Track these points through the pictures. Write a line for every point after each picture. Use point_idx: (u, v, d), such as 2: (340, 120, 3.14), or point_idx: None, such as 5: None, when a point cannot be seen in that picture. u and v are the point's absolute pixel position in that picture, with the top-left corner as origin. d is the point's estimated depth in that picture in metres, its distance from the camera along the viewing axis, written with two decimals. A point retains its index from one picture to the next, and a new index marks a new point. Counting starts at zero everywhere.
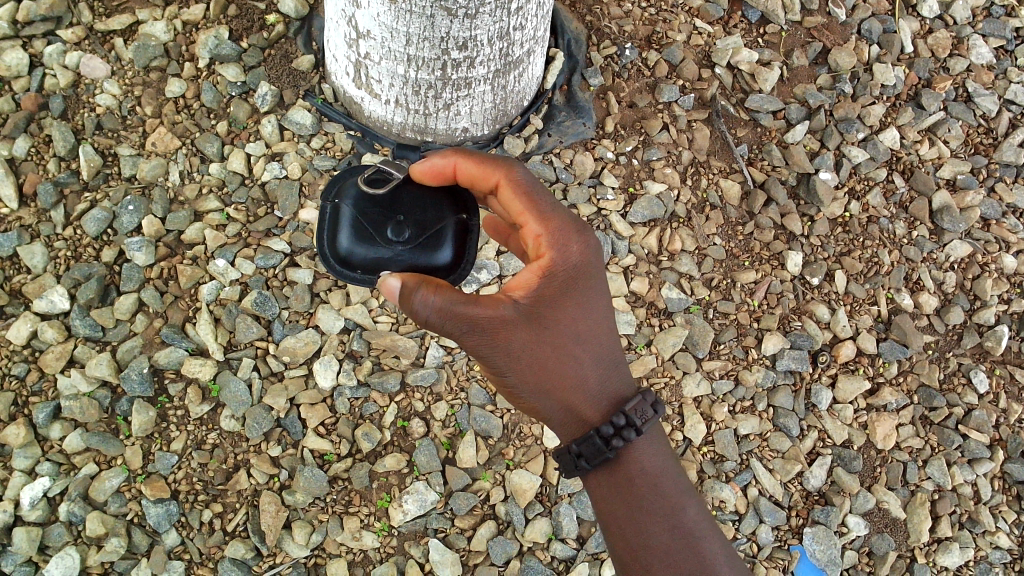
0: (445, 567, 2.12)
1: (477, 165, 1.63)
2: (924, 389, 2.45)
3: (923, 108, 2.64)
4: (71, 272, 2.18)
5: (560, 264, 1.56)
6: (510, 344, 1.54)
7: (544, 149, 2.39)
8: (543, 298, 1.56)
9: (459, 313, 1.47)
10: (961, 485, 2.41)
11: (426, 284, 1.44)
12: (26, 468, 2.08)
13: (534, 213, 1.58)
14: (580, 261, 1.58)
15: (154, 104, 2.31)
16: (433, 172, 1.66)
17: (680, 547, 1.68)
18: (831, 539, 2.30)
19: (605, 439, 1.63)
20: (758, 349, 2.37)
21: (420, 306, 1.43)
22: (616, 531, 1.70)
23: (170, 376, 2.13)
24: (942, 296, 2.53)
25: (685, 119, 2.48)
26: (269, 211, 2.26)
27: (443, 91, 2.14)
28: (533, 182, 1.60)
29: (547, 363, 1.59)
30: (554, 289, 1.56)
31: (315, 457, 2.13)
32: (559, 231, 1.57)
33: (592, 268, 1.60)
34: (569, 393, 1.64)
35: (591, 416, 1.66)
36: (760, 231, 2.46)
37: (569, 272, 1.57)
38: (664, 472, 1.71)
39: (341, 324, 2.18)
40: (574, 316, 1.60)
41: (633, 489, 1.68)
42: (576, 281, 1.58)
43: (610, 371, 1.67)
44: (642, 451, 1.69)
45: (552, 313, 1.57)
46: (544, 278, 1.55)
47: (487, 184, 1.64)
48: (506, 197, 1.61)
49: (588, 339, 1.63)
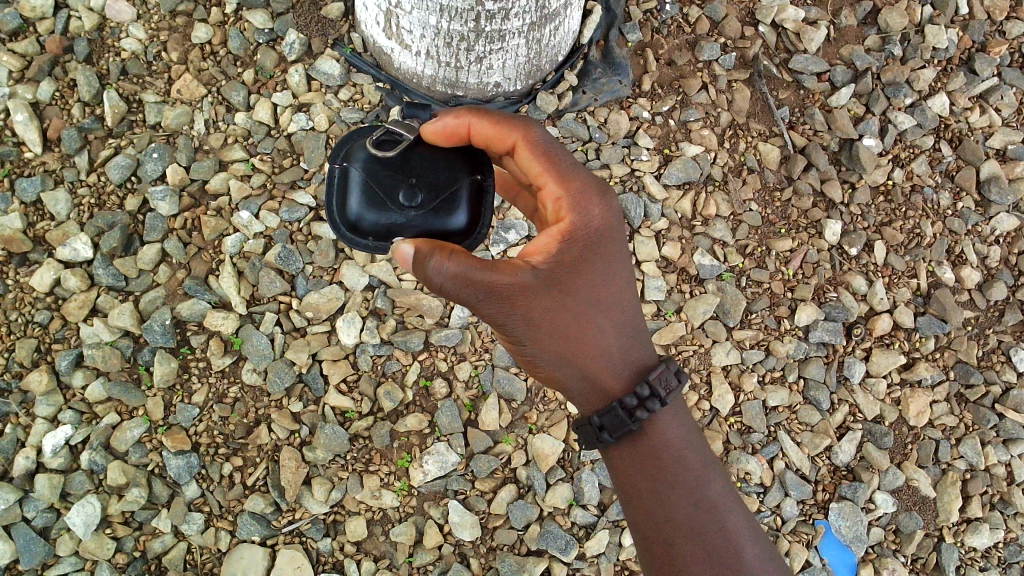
0: (465, 529, 2.10)
1: (493, 125, 1.56)
2: (961, 365, 2.38)
3: (976, 73, 2.52)
4: (94, 220, 2.15)
5: (581, 227, 1.50)
6: (529, 311, 1.49)
7: (578, 107, 2.31)
8: (563, 263, 1.49)
9: (475, 279, 1.41)
10: (994, 466, 2.35)
11: (439, 249, 1.40)
12: (49, 415, 2.08)
13: (553, 174, 1.52)
14: (602, 225, 1.51)
15: (180, 50, 2.26)
16: (446, 133, 1.56)
17: (703, 520, 1.64)
18: (858, 515, 2.24)
19: (628, 410, 1.59)
20: (791, 320, 2.31)
21: (434, 272, 1.39)
22: (638, 504, 1.66)
23: (192, 328, 2.12)
24: (986, 271, 2.45)
25: (725, 79, 2.39)
26: (294, 162, 2.21)
27: (476, 44, 2.07)
28: (552, 142, 1.55)
29: (567, 332, 1.54)
30: (575, 254, 1.50)
31: (335, 414, 2.11)
32: (579, 194, 1.51)
33: (614, 231, 1.54)
34: (590, 362, 1.59)
35: (614, 387, 1.61)
36: (798, 198, 2.37)
37: (590, 237, 1.51)
38: (687, 443, 1.66)
39: (366, 280, 2.14)
40: (595, 283, 1.54)
41: (656, 463, 1.64)
42: (599, 245, 1.52)
43: (633, 340, 1.62)
44: (665, 424, 1.64)
45: (573, 279, 1.51)
46: (564, 242, 1.49)
47: (503, 146, 1.57)
48: (524, 158, 1.54)
49: (609, 306, 1.57)
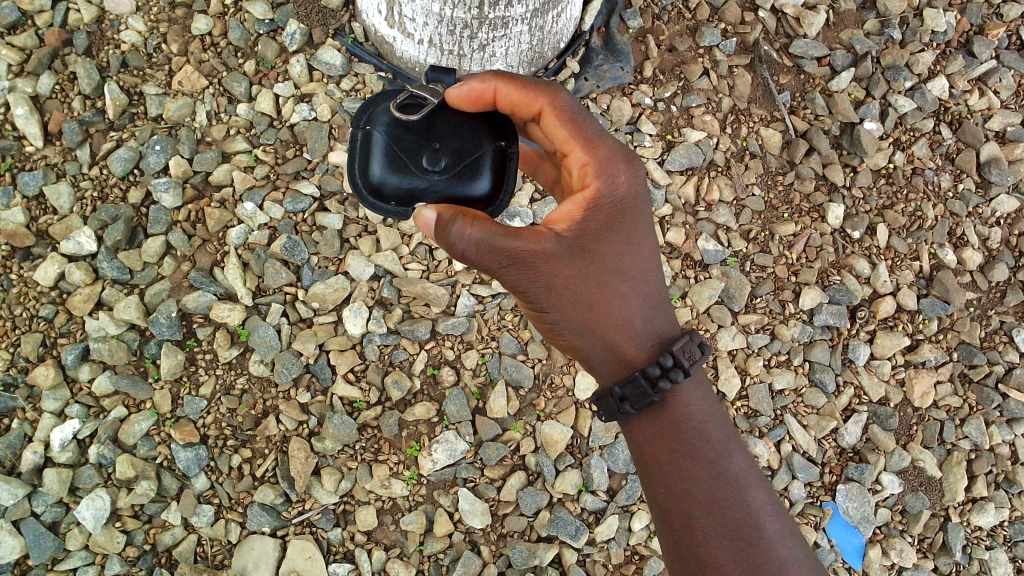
0: (475, 516, 2.10)
1: (520, 91, 1.58)
2: (964, 347, 2.39)
3: (974, 56, 2.52)
4: (98, 213, 2.14)
5: (607, 195, 1.51)
6: (552, 278, 1.49)
7: (581, 94, 2.31)
8: (587, 230, 1.51)
9: (499, 246, 1.41)
10: (999, 445, 2.37)
11: (463, 215, 1.39)
12: (56, 410, 2.07)
13: (579, 141, 1.54)
14: (628, 193, 1.53)
15: (180, 42, 2.25)
16: (472, 96, 1.57)
17: (720, 490, 1.63)
18: (864, 496, 2.26)
19: (650, 380, 1.59)
20: (795, 304, 2.31)
21: (457, 237, 1.38)
22: (656, 475, 1.65)
23: (198, 320, 2.12)
24: (987, 252, 2.46)
25: (726, 64, 2.39)
26: (298, 153, 2.21)
27: (479, 31, 2.07)
28: (579, 109, 1.57)
29: (590, 300, 1.55)
30: (600, 221, 1.51)
31: (344, 404, 2.11)
32: (605, 161, 1.53)
33: (639, 201, 1.55)
34: (613, 333, 1.59)
35: (636, 355, 1.62)
36: (800, 181, 2.39)
37: (616, 204, 1.52)
38: (708, 416, 1.67)
39: (371, 270, 2.14)
40: (620, 251, 1.55)
41: (676, 434, 1.64)
42: (624, 215, 1.54)
43: (656, 312, 1.63)
44: (687, 395, 1.65)
45: (598, 246, 1.52)
46: (589, 208, 1.50)
47: (529, 112, 1.60)
48: (550, 123, 1.57)
49: (633, 276, 1.58)
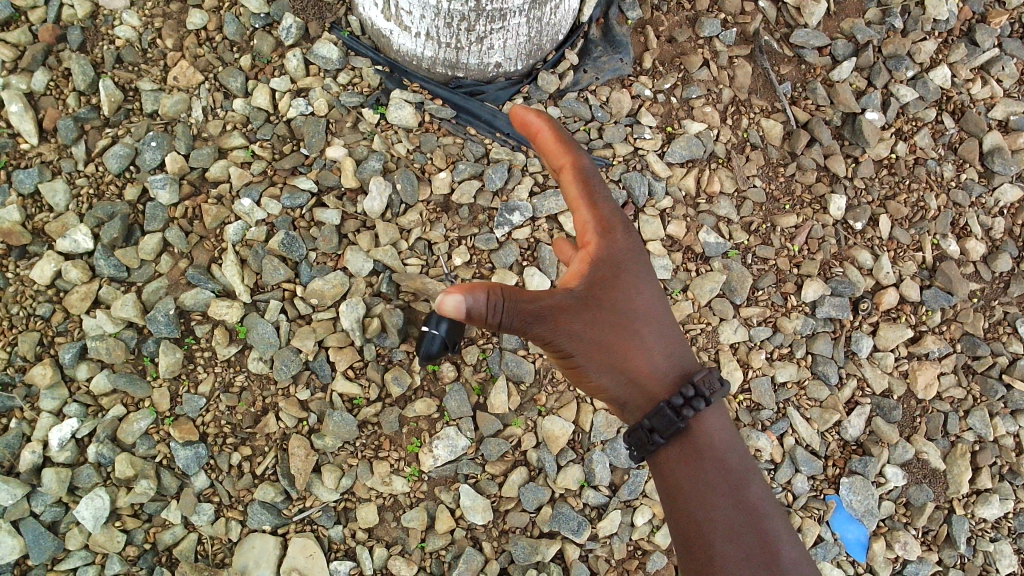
0: (476, 512, 2.09)
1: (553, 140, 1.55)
2: (968, 338, 2.38)
3: (976, 45, 2.50)
4: (94, 210, 2.12)
5: (610, 253, 1.52)
6: (569, 330, 1.47)
7: (579, 86, 2.29)
8: (597, 284, 1.50)
9: (524, 307, 1.39)
10: (1002, 436, 2.36)
11: (490, 288, 1.35)
12: (54, 409, 2.06)
13: (587, 201, 1.54)
14: (633, 253, 1.54)
15: (175, 37, 2.23)
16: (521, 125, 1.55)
17: (747, 524, 1.38)
18: (869, 490, 2.25)
19: (675, 408, 1.44)
20: (798, 296, 2.29)
21: (488, 309, 1.34)
22: (676, 506, 1.44)
23: (196, 318, 2.10)
24: (990, 243, 2.44)
25: (726, 55, 2.37)
26: (295, 148, 2.19)
27: (477, 23, 2.05)
28: (594, 171, 1.55)
29: (609, 344, 1.49)
30: (608, 275, 1.51)
31: (344, 401, 2.10)
32: (610, 225, 1.54)
33: (640, 258, 1.56)
34: (633, 369, 1.50)
35: (659, 390, 1.50)
36: (802, 172, 2.36)
37: (624, 262, 1.53)
38: (732, 448, 1.48)
39: (370, 266, 2.12)
40: (633, 304, 1.52)
41: (699, 461, 1.45)
42: (628, 269, 1.53)
43: (674, 348, 1.54)
44: (709, 423, 1.49)
45: (610, 297, 1.50)
46: (593, 264, 1.51)
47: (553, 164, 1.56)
48: (566, 180, 1.54)
49: (646, 318, 1.53)
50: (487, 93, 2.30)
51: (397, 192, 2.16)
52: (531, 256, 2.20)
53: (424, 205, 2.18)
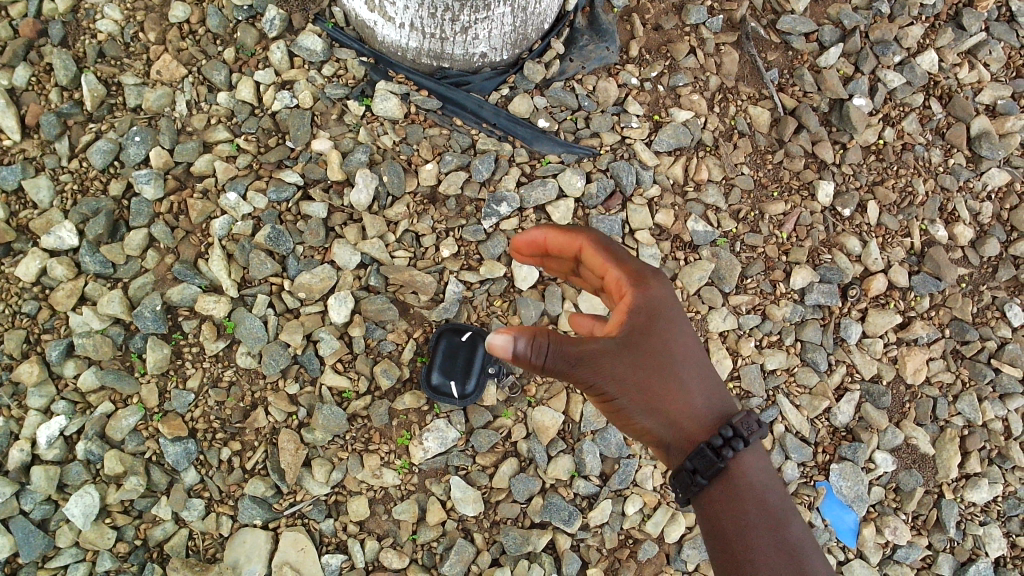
0: (467, 504, 2.09)
1: (561, 234, 1.69)
2: (956, 323, 2.38)
3: (963, 29, 2.49)
4: (78, 207, 2.11)
5: (646, 299, 1.53)
6: (610, 376, 1.47)
7: (566, 75, 2.28)
8: (635, 328, 1.50)
9: (563, 350, 1.43)
10: (991, 421, 2.36)
11: (527, 332, 1.41)
12: (42, 407, 2.05)
13: (614, 262, 1.60)
14: (670, 302, 1.56)
15: (158, 30, 2.21)
16: (529, 242, 1.74)
17: (786, 568, 1.42)
18: (858, 476, 2.26)
19: (716, 450, 1.47)
20: (786, 283, 2.29)
21: (524, 349, 1.40)
22: (724, 554, 1.46)
23: (184, 313, 2.09)
24: (978, 228, 2.44)
25: (713, 43, 2.36)
26: (280, 141, 2.18)
27: (461, 13, 2.05)
28: (613, 241, 1.65)
29: (651, 388, 1.49)
30: (646, 320, 1.51)
31: (332, 395, 2.10)
32: (644, 276, 1.57)
33: (676, 307, 1.56)
34: (676, 414, 1.51)
35: (700, 433, 1.51)
36: (790, 159, 2.36)
37: (663, 310, 1.53)
38: (775, 493, 1.50)
39: (358, 259, 2.12)
40: (674, 349, 1.53)
41: (743, 509, 1.47)
42: (666, 317, 1.54)
43: (714, 392, 1.56)
44: (749, 464, 1.50)
45: (649, 341, 1.50)
46: (629, 312, 1.51)
47: (572, 248, 1.68)
48: (588, 256, 1.64)
49: (686, 363, 1.53)
50: (473, 83, 2.27)
51: (384, 184, 2.15)
52: None
53: (411, 197, 2.17)
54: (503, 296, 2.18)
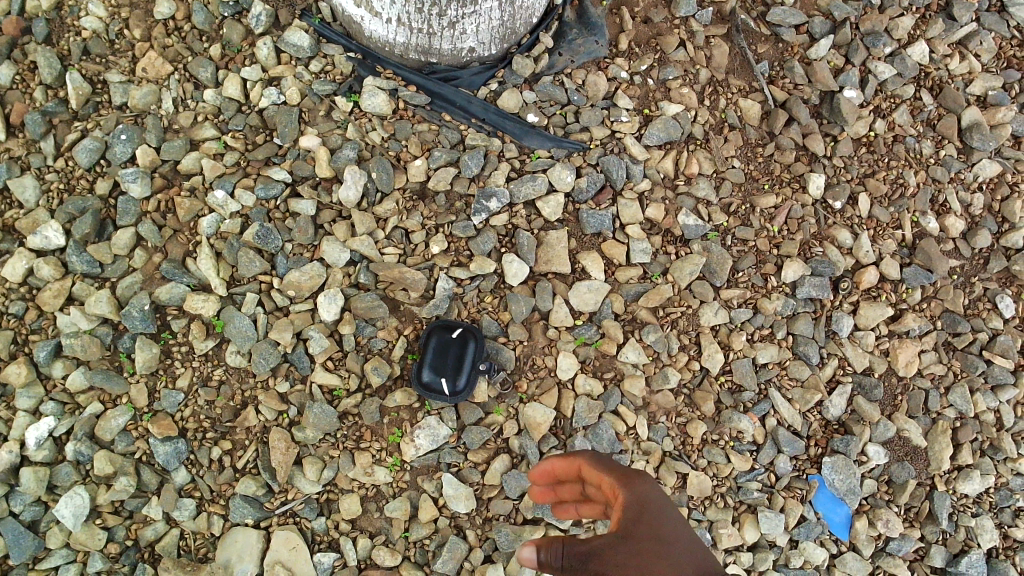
0: (459, 501, 2.10)
1: (555, 459, 1.54)
2: (948, 315, 2.38)
3: (954, 19, 2.47)
4: (65, 206, 2.10)
5: (634, 495, 1.29)
6: None
7: (555, 70, 2.27)
8: (630, 523, 1.23)
9: (569, 551, 1.23)
10: (983, 412, 2.37)
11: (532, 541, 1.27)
12: (30, 408, 2.05)
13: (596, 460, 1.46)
14: (662, 499, 1.31)
15: (143, 27, 2.19)
16: (537, 473, 1.58)
17: None
18: (851, 468, 2.26)
19: None
20: (777, 277, 2.28)
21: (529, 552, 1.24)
22: None
23: (172, 312, 2.08)
24: (970, 219, 2.44)
25: (703, 35, 2.35)
26: (268, 138, 2.17)
27: (448, 8, 2.04)
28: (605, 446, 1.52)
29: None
30: (635, 512, 1.25)
31: (323, 393, 2.09)
32: (631, 475, 1.37)
33: (672, 508, 1.29)
34: None
35: None
36: (780, 152, 2.35)
37: (656, 503, 1.28)
38: None
39: (348, 256, 2.11)
40: (670, 534, 1.22)
41: None
42: (658, 509, 1.27)
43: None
44: None
45: (644, 531, 1.21)
46: (619, 504, 1.29)
47: (571, 473, 1.49)
48: (585, 472, 1.45)
49: (686, 551, 1.19)
50: (462, 78, 2.26)
51: (373, 180, 2.13)
52: (510, 243, 2.18)
53: (400, 193, 2.16)
54: (493, 293, 2.16)
